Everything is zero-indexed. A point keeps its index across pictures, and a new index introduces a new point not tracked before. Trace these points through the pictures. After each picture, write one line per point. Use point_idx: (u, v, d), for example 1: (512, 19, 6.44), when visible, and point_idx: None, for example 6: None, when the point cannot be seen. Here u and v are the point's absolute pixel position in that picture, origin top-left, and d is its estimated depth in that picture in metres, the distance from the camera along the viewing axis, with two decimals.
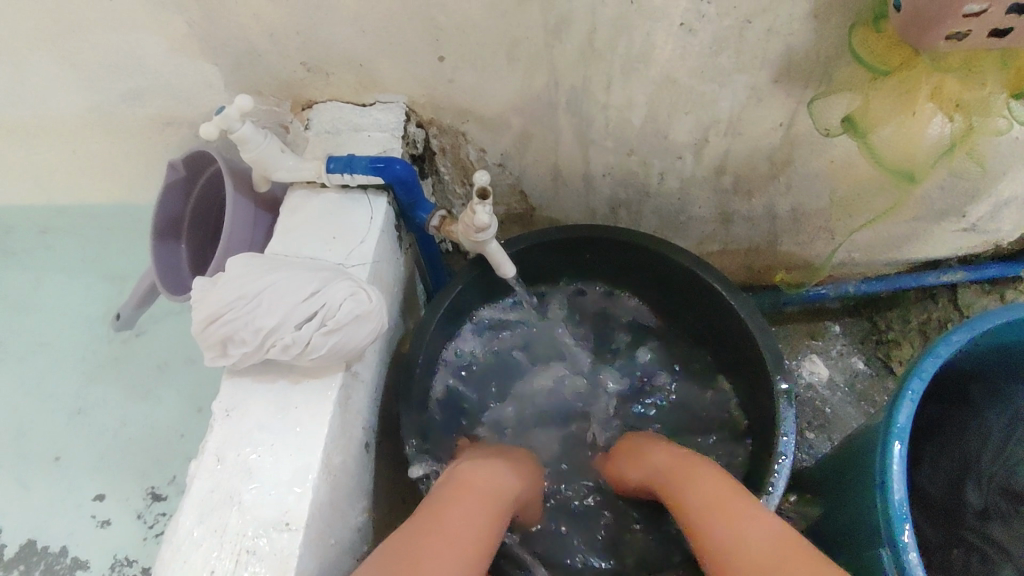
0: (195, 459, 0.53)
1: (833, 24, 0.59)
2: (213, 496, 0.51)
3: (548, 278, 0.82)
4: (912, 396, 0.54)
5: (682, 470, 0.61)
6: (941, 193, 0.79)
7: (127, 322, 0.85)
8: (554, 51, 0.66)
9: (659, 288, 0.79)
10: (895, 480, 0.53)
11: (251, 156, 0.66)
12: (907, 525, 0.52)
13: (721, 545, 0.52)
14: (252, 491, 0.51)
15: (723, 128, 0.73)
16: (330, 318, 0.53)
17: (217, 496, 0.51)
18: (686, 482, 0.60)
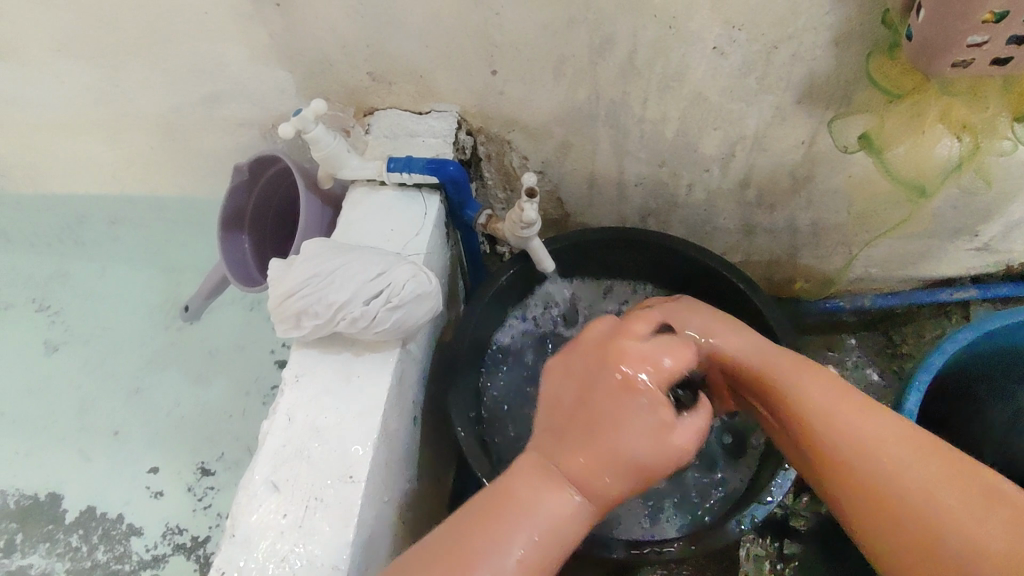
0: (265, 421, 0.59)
1: (853, 50, 0.66)
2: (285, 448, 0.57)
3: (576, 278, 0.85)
4: (920, 386, 0.62)
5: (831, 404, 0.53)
6: (954, 213, 0.85)
7: (195, 313, 0.93)
8: (597, 68, 0.73)
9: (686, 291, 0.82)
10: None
11: (320, 154, 0.73)
12: None
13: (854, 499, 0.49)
14: (320, 447, 0.57)
15: (749, 143, 0.79)
16: (394, 296, 0.59)
17: (289, 449, 0.57)
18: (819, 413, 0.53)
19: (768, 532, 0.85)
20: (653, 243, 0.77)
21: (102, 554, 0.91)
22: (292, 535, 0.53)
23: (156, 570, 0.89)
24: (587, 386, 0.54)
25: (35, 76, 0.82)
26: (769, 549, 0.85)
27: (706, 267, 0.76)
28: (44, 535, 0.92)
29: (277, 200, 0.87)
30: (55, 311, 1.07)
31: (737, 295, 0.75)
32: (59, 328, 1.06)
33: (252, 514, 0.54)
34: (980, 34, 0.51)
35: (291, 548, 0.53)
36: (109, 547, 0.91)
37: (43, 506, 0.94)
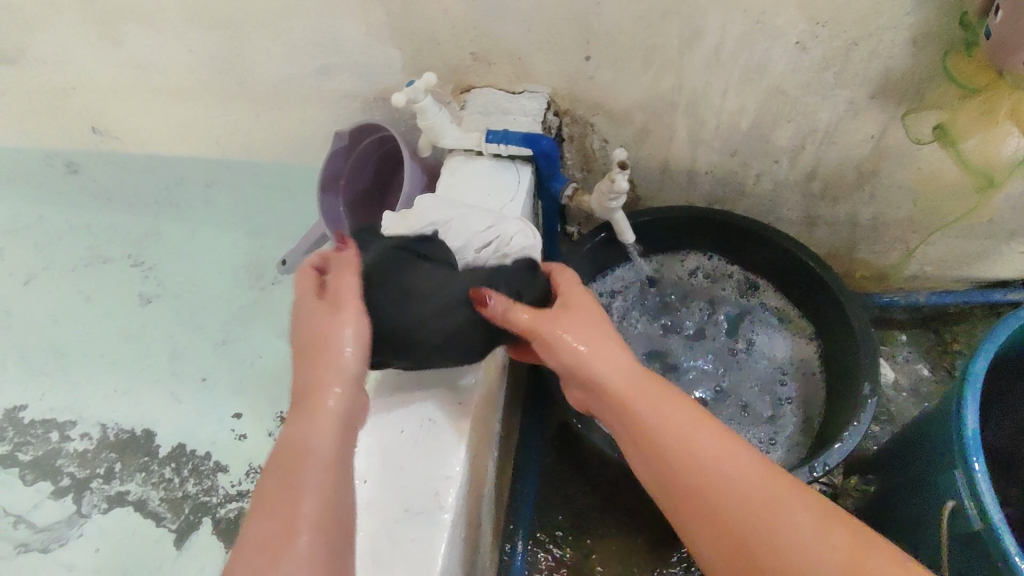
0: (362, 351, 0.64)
1: (929, 49, 0.71)
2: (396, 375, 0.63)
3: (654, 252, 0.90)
4: (987, 351, 0.67)
5: (698, 448, 0.53)
6: (1012, 214, 0.89)
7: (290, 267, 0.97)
8: (684, 58, 0.79)
9: (757, 267, 0.88)
10: (968, 414, 0.65)
11: (427, 122, 0.80)
12: (980, 469, 0.63)
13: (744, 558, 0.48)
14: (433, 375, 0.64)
15: (820, 136, 0.85)
16: (502, 246, 0.65)
17: (406, 376, 0.64)
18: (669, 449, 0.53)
19: None
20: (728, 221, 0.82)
21: (192, 487, 0.97)
22: (407, 448, 0.60)
23: (240, 505, 0.96)
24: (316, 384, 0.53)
25: (165, 43, 0.90)
26: None
27: (779, 246, 0.81)
28: (140, 466, 1.00)
29: (371, 164, 0.94)
30: (149, 266, 1.15)
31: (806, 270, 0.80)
32: (152, 281, 1.14)
33: (370, 430, 0.61)
34: None
35: (406, 459, 0.59)
36: (198, 481, 0.98)
37: (138, 441, 1.01)
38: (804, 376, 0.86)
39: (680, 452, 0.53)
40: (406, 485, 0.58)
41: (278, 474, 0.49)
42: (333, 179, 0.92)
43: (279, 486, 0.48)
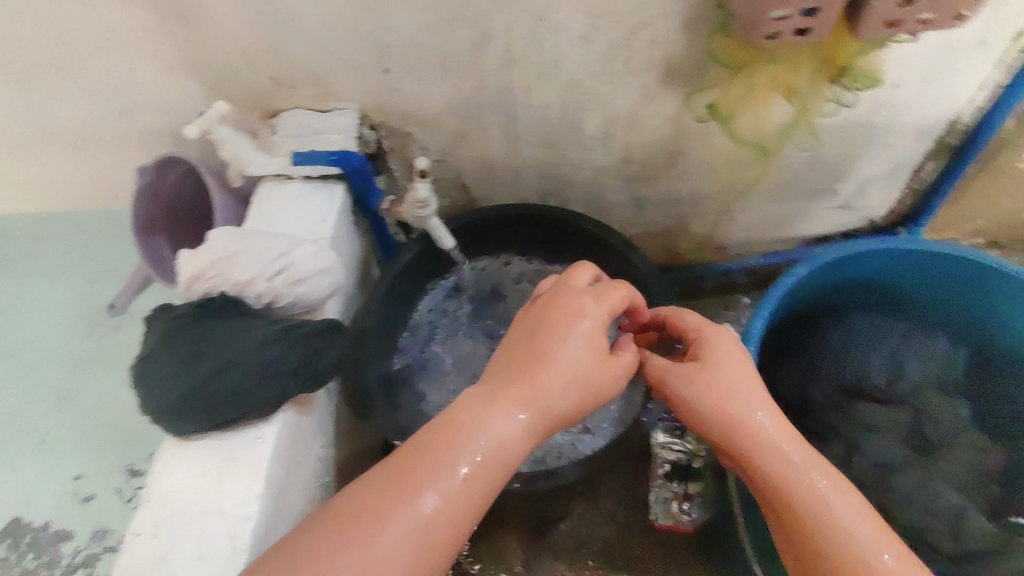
0: (145, 411, 0.59)
1: (700, 32, 0.75)
2: (189, 431, 0.59)
3: (475, 252, 0.90)
4: (763, 312, 0.69)
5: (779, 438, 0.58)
6: (811, 173, 0.96)
7: (119, 311, 1.05)
8: (479, 61, 0.80)
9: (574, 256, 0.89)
10: None
11: (228, 153, 0.77)
12: None
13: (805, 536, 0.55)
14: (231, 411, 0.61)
15: (624, 122, 0.88)
16: (294, 272, 0.64)
17: None
18: (761, 453, 0.58)
19: (675, 476, 0.93)
20: (534, 215, 0.83)
21: (31, 562, 0.92)
22: (204, 493, 0.57)
23: (89, 570, 0.91)
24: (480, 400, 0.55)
25: None
26: (676, 490, 0.93)
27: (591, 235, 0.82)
28: None
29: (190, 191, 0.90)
30: None
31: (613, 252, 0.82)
32: None
33: (164, 479, 0.58)
34: (781, 9, 0.59)
35: (203, 504, 0.57)
36: (36, 555, 0.93)
37: None
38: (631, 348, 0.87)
39: (747, 445, 0.59)
40: (204, 531, 0.56)
41: (434, 435, 0.52)
42: (143, 216, 0.87)
43: (402, 469, 0.50)
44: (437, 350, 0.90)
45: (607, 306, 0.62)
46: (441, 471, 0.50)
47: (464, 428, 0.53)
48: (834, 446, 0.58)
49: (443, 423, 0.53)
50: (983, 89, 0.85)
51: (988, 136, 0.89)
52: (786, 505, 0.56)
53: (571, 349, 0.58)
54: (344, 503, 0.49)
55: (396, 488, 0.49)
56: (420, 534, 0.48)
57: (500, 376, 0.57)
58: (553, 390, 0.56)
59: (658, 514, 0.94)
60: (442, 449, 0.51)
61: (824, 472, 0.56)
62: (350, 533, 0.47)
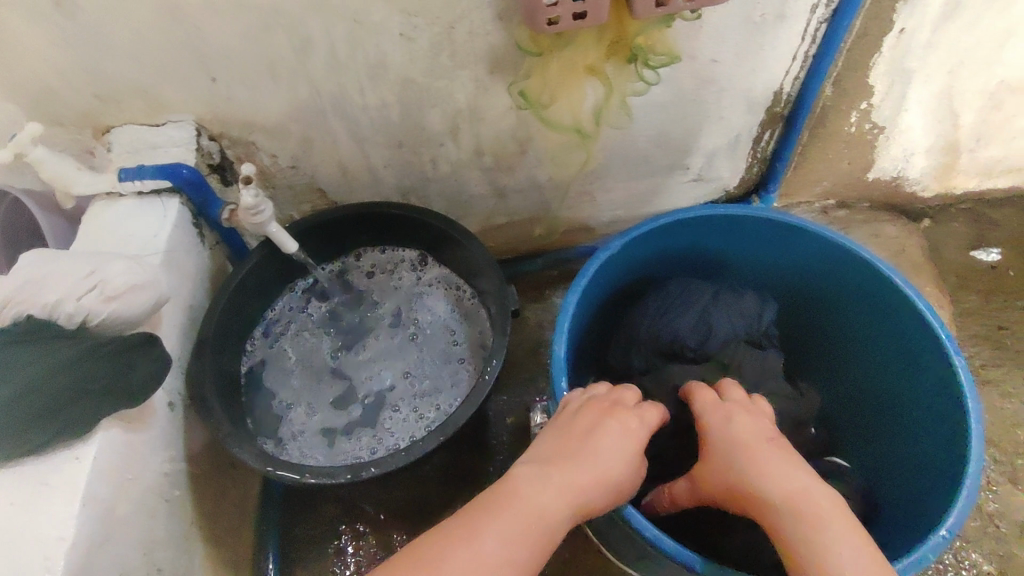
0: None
1: (514, 22, 0.77)
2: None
3: (321, 251, 0.91)
4: (576, 289, 0.72)
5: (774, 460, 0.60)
6: (659, 152, 1.00)
7: None
8: (307, 65, 0.81)
9: (421, 244, 0.92)
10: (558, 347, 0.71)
11: (48, 174, 0.76)
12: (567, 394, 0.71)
13: (789, 546, 0.56)
14: None
15: (466, 115, 0.90)
16: (106, 288, 0.63)
17: None
18: (746, 477, 0.60)
19: None
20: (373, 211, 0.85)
21: None
22: (17, 520, 0.56)
23: None
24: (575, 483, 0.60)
25: None
26: None
27: (429, 225, 0.85)
28: None
29: None
30: None
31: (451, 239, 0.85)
32: None
33: None
34: None
35: (15, 532, 0.55)
36: None
37: None
38: (470, 329, 0.91)
39: (739, 472, 0.61)
40: (15, 558, 0.54)
41: (490, 505, 0.57)
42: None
43: (464, 526, 0.56)
44: (285, 346, 0.91)
45: (648, 425, 0.67)
46: (482, 531, 0.55)
47: (512, 497, 0.58)
48: (768, 438, 0.63)
49: (497, 496, 0.58)
50: (797, 60, 0.90)
51: (809, 104, 0.95)
52: (774, 514, 0.58)
53: (595, 451, 0.62)
54: (426, 546, 0.55)
55: (448, 549, 0.54)
56: (489, 574, 0.53)
57: (553, 454, 0.62)
58: (573, 465, 0.61)
59: None
60: (505, 509, 0.57)
61: (764, 455, 0.61)
62: (416, 574, 0.52)
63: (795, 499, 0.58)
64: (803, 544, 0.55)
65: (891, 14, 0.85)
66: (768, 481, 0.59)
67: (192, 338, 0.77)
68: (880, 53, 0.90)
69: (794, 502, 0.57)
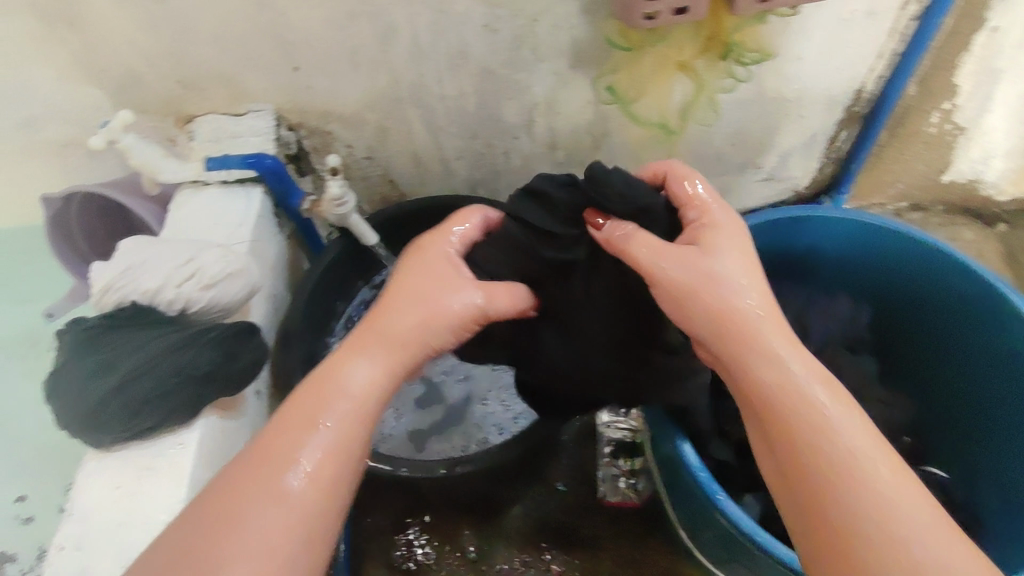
0: (61, 424, 0.59)
1: (600, 15, 0.76)
2: (107, 441, 0.59)
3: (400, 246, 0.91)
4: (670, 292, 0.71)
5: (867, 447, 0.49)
6: (733, 149, 0.99)
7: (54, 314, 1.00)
8: (389, 55, 0.80)
9: None
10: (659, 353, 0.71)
11: (136, 161, 0.75)
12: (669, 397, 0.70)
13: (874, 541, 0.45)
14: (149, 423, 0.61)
15: (543, 108, 0.89)
16: (204, 276, 0.64)
17: None
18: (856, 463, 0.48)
19: (620, 453, 0.97)
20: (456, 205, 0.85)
21: None
22: (125, 503, 0.58)
23: None
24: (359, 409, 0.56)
25: None
26: (623, 468, 0.96)
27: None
28: None
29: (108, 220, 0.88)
30: None
31: None
32: None
33: (83, 492, 0.58)
34: None
35: (122, 515, 0.57)
36: None
37: None
38: None
39: (839, 452, 0.49)
40: (123, 540, 0.56)
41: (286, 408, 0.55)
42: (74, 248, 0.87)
43: (285, 423, 0.54)
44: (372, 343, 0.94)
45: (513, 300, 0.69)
46: (317, 440, 0.53)
47: (322, 397, 0.56)
48: (792, 389, 0.53)
49: (302, 400, 0.56)
50: (881, 59, 0.88)
51: (892, 104, 0.92)
52: (864, 509, 0.47)
53: (458, 305, 0.64)
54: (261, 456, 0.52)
55: (264, 471, 0.51)
56: (283, 513, 0.50)
57: (399, 336, 0.61)
58: (382, 339, 0.61)
59: (607, 493, 0.96)
60: (330, 401, 0.56)
61: (864, 466, 0.48)
62: (242, 491, 0.50)
63: (848, 464, 0.48)
64: (896, 556, 0.44)
65: (986, 11, 0.82)
66: (872, 496, 0.47)
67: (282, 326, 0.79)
68: (968, 51, 0.87)
69: (844, 467, 0.48)
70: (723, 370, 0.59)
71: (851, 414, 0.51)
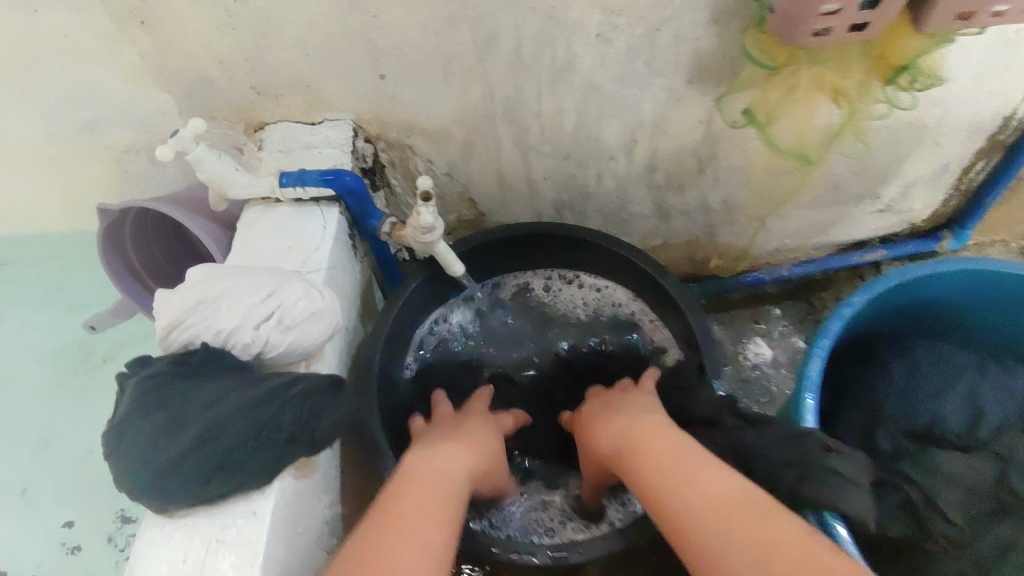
0: (121, 485, 0.51)
1: (732, 27, 0.66)
2: (174, 506, 0.51)
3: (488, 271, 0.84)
4: (822, 353, 0.62)
5: (727, 510, 0.48)
6: (852, 178, 0.88)
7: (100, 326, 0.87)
8: (486, 65, 0.71)
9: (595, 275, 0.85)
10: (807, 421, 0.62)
11: (207, 173, 0.67)
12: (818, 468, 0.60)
13: None
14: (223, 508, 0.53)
15: (648, 127, 0.79)
16: (285, 318, 0.57)
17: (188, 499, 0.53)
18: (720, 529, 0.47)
19: None
20: (560, 233, 0.79)
21: None
22: None
23: None
24: (443, 490, 0.55)
25: None
26: None
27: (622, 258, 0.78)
28: None
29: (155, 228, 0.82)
30: None
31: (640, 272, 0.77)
32: None
33: (147, 563, 0.51)
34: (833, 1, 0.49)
35: None
36: None
37: None
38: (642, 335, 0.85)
39: (750, 505, 0.48)
40: None
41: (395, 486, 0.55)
42: (118, 244, 0.79)
43: (379, 513, 0.51)
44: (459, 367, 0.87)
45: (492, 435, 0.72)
46: (416, 516, 0.51)
47: (413, 477, 0.56)
48: (692, 452, 0.55)
49: (399, 477, 0.56)
50: None
51: None
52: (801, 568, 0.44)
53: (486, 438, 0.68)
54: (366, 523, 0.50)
55: (370, 550, 0.47)
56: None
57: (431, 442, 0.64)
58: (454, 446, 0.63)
59: None
60: (412, 485, 0.55)
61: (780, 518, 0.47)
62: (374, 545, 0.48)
63: (733, 499, 0.49)
64: None
65: None
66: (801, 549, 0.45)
67: (361, 363, 0.71)
68: None
69: (727, 504, 0.49)
70: (656, 504, 0.54)
71: (734, 470, 0.52)
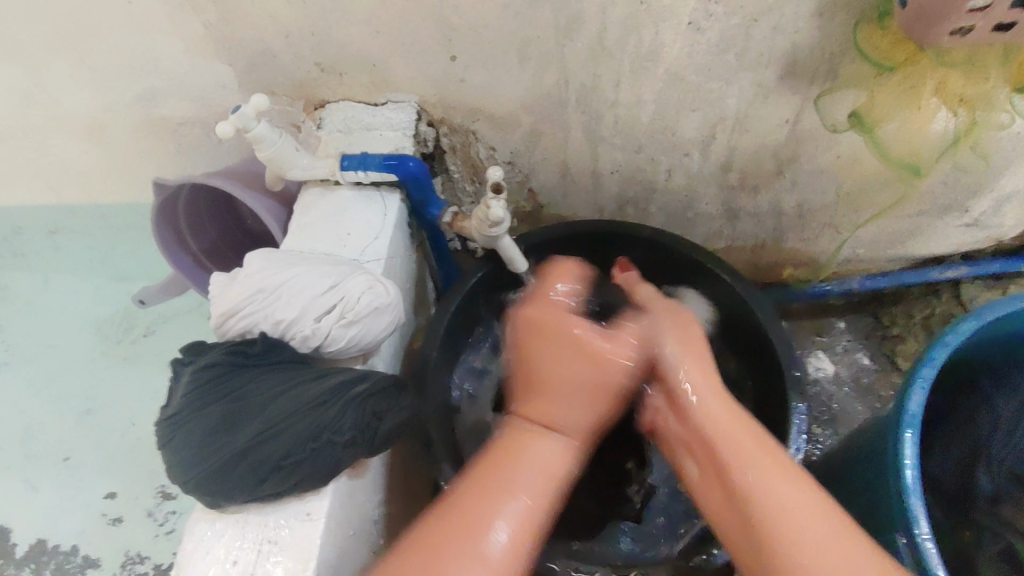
0: (174, 477, 0.49)
1: (839, 20, 0.60)
2: (228, 502, 0.48)
3: None
4: (923, 384, 0.59)
5: (733, 438, 0.53)
6: (944, 189, 0.81)
7: (150, 303, 0.86)
8: (565, 49, 0.66)
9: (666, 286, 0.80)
10: (907, 456, 0.57)
11: (266, 154, 0.64)
12: (918, 502, 0.56)
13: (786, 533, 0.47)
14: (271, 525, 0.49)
15: (730, 125, 0.74)
16: (348, 311, 0.53)
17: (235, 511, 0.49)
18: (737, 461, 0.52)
19: None
20: (636, 236, 0.75)
21: None
22: None
23: None
24: (545, 458, 0.54)
25: None
26: None
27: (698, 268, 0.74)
28: None
29: (210, 206, 0.79)
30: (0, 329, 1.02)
31: (719, 284, 0.73)
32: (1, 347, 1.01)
33: (197, 563, 0.48)
34: None
35: None
36: None
37: None
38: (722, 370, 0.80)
39: (733, 448, 0.53)
40: None
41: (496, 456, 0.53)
42: (171, 213, 0.76)
43: (491, 482, 0.51)
44: None
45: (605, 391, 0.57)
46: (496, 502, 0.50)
47: (519, 449, 0.54)
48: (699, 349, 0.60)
49: (505, 447, 0.54)
50: None
51: None
52: (781, 521, 0.48)
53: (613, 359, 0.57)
54: (440, 512, 0.50)
55: (458, 540, 0.48)
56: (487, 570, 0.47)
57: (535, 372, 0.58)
58: (574, 406, 0.56)
59: None
60: (512, 464, 0.53)
61: (762, 465, 0.51)
62: (441, 546, 0.47)
63: (733, 423, 0.54)
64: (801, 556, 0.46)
65: None
66: (780, 501, 0.49)
67: (416, 359, 0.68)
68: None
69: (730, 428, 0.54)
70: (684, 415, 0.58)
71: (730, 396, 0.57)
